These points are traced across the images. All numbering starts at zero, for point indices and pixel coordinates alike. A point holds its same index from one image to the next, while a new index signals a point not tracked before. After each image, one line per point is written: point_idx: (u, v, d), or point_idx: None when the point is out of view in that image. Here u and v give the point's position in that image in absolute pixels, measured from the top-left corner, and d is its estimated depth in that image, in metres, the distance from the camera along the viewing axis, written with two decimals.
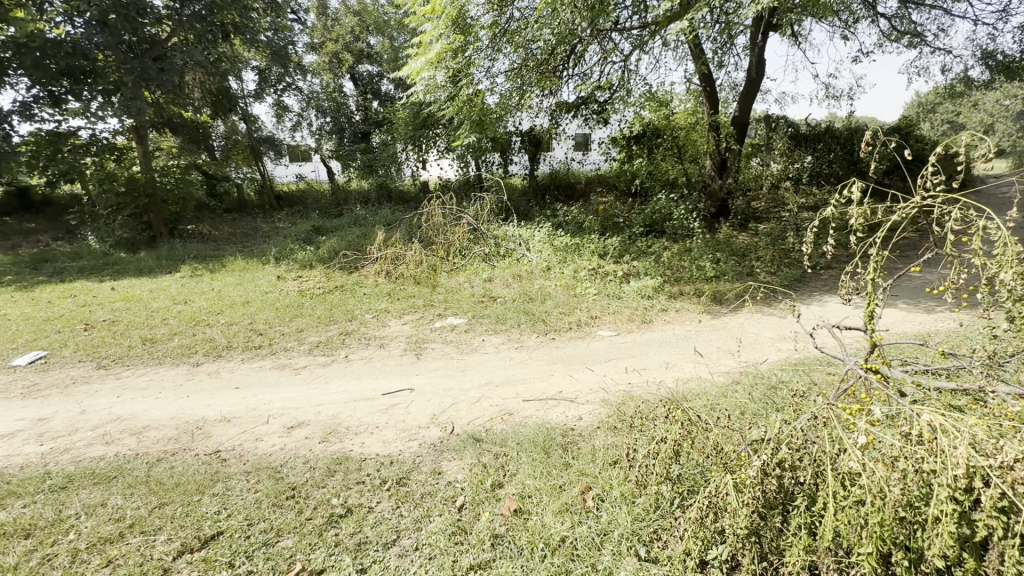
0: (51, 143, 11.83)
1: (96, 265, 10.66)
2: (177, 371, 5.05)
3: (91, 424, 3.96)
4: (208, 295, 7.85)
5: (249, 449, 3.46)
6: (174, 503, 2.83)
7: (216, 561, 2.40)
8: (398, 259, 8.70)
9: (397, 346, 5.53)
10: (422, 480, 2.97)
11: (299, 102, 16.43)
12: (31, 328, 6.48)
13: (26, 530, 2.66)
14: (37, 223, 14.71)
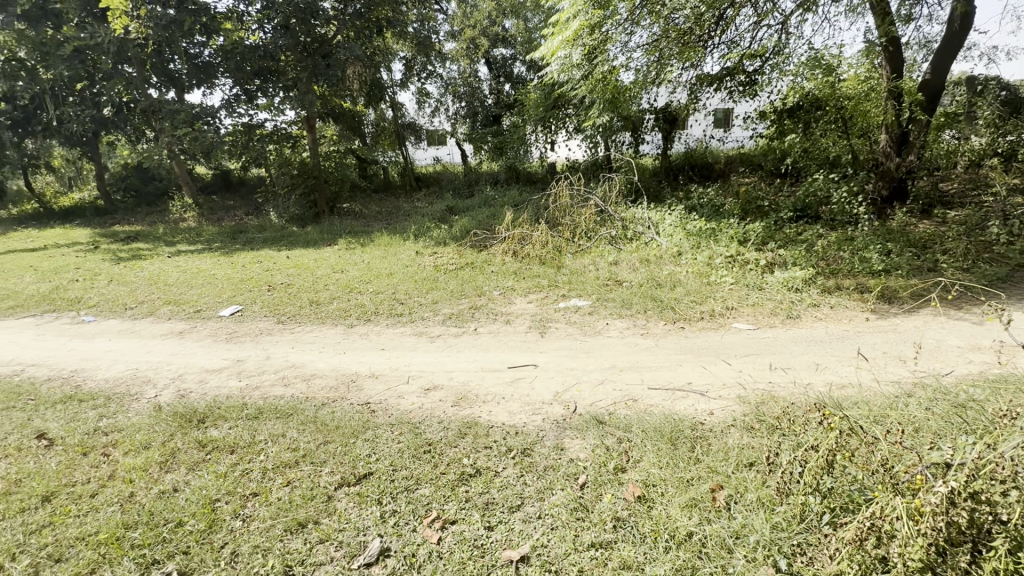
0: (245, 134, 14.18)
1: (275, 236, 12.65)
2: (336, 330, 5.83)
3: (273, 367, 4.78)
4: (359, 265, 8.86)
5: (393, 404, 3.88)
6: (335, 442, 3.29)
7: (367, 497, 2.74)
8: (525, 239, 8.95)
9: (522, 323, 5.71)
10: (545, 453, 3.06)
11: (439, 89, 17.57)
12: (232, 286, 7.96)
13: (232, 446, 3.30)
14: (235, 200, 17.88)
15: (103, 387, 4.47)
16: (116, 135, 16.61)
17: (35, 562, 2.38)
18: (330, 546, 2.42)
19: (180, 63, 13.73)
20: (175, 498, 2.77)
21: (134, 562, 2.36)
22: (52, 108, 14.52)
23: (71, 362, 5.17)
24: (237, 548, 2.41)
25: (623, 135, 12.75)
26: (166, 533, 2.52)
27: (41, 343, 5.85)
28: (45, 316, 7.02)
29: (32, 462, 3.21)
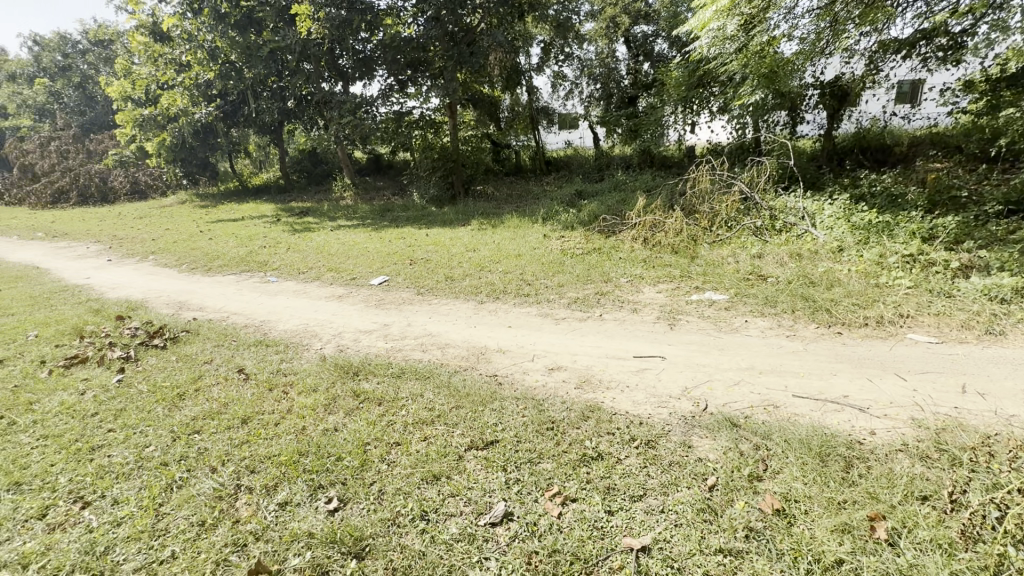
0: (397, 121, 15.77)
1: (417, 215, 13.77)
2: (468, 305, 6.21)
3: (413, 333, 5.27)
4: (490, 246, 9.27)
5: (518, 378, 4.05)
6: (465, 408, 3.54)
7: (494, 462, 2.92)
8: (657, 227, 8.56)
9: (650, 312, 5.52)
10: (670, 448, 2.95)
11: (575, 71, 17.41)
12: (380, 259, 8.89)
13: (379, 399, 3.73)
14: (384, 181, 19.82)
15: (283, 335, 5.36)
16: (296, 124, 19.35)
17: (237, 469, 2.93)
18: (460, 501, 2.61)
19: (347, 58, 15.45)
20: (336, 437, 3.23)
21: (305, 483, 2.79)
22: (252, 102, 17.41)
23: (260, 313, 6.24)
24: (383, 488, 2.73)
25: (778, 114, 11.38)
26: (330, 464, 2.94)
27: (240, 296, 7.14)
28: (242, 275, 8.55)
29: (234, 391, 3.98)
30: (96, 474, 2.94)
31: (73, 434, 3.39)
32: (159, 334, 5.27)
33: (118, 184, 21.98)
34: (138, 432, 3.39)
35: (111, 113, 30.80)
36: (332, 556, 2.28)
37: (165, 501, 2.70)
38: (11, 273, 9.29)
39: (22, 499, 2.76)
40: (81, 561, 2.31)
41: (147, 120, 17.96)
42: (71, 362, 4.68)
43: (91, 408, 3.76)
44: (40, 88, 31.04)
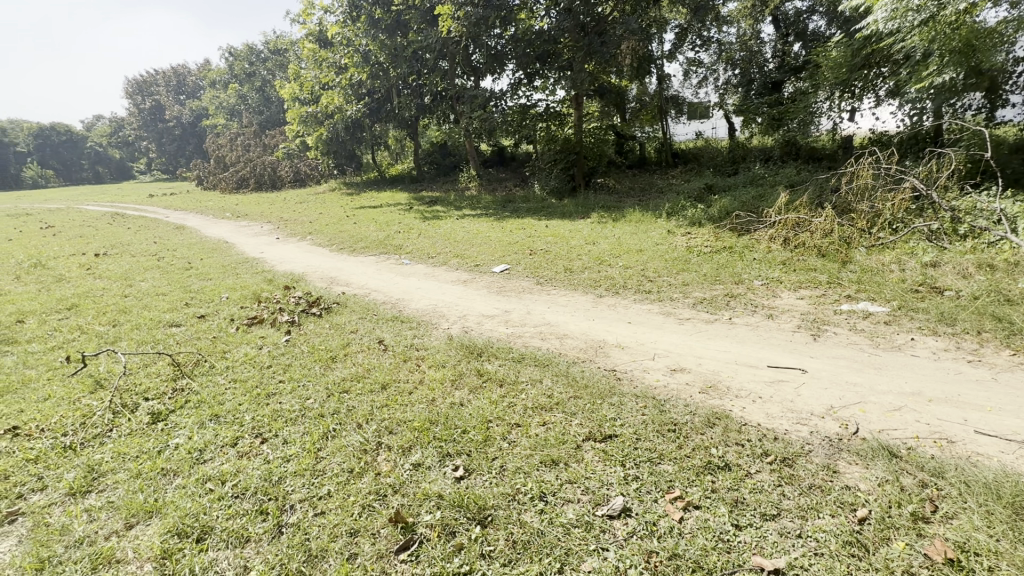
0: (522, 113, 16.23)
1: (537, 207, 14.01)
2: (586, 298, 6.20)
3: (532, 321, 5.42)
4: (610, 240, 9.12)
5: (638, 376, 3.97)
6: (584, 399, 3.56)
7: (612, 456, 2.91)
8: (801, 226, 7.71)
9: (789, 320, 5.00)
10: (811, 470, 2.68)
11: (712, 56, 16.28)
12: (502, 248, 9.23)
13: (501, 380, 3.92)
14: (506, 172, 20.43)
15: (416, 313, 5.86)
16: (430, 119, 20.72)
17: (378, 428, 3.29)
18: (578, 489, 2.65)
19: (480, 55, 16.12)
20: (462, 411, 3.46)
21: (436, 449, 3.04)
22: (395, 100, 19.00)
23: (396, 292, 6.88)
24: (504, 464, 2.87)
25: (970, 96, 9.00)
26: (457, 435, 3.16)
27: (379, 276, 7.94)
28: (380, 257, 9.48)
29: (375, 359, 4.46)
30: (271, 417, 3.50)
31: (254, 381, 4.07)
32: (317, 304, 6.08)
33: (284, 173, 25.61)
34: (302, 385, 3.97)
35: (283, 111, 35.81)
36: (459, 518, 2.46)
37: (322, 446, 3.12)
38: (209, 246, 11.35)
39: (219, 428, 3.39)
40: (261, 485, 2.77)
41: (310, 117, 20.54)
42: (252, 322, 5.60)
43: (266, 361, 4.48)
44: (233, 92, 37.09)
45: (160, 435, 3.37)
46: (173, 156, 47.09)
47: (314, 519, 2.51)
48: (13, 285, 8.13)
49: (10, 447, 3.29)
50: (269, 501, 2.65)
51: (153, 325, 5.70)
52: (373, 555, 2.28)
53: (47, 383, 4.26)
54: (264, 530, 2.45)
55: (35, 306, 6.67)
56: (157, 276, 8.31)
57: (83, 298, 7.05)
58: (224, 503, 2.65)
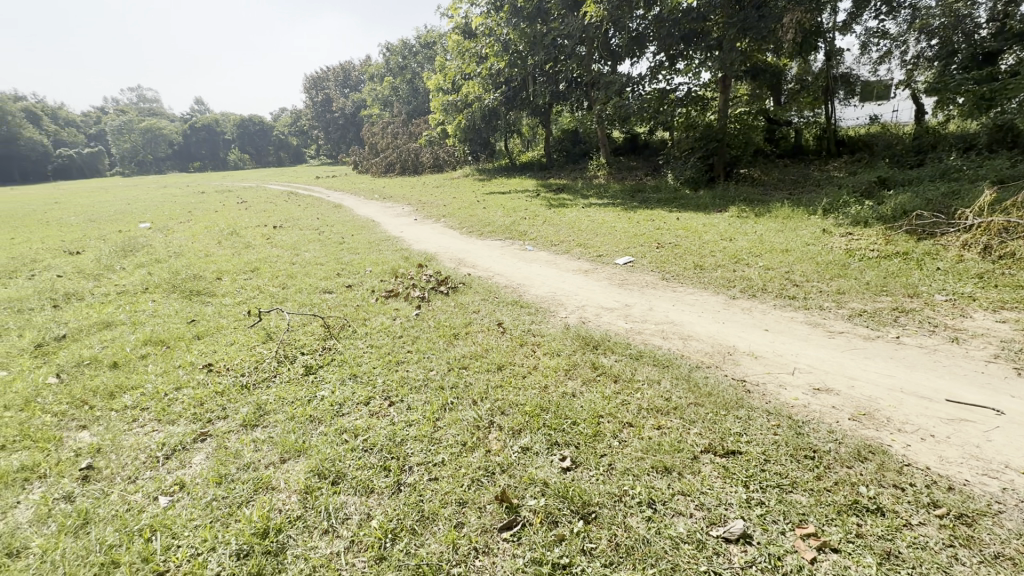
0: (661, 98, 15.01)
1: (668, 198, 13.26)
2: (716, 299, 5.72)
3: (654, 318, 5.16)
4: (750, 236, 8.29)
5: (772, 391, 3.55)
6: (705, 407, 3.30)
7: (733, 474, 2.65)
8: (1010, 232, 6.23)
9: (982, 348, 4.07)
10: (998, 536, 2.17)
11: (902, 25, 13.65)
12: (627, 239, 8.92)
13: (615, 376, 3.80)
14: (638, 161, 19.61)
15: (535, 300, 5.94)
16: (563, 106, 20.67)
17: (492, 407, 3.40)
18: (691, 502, 2.48)
19: (619, 38, 15.65)
20: (573, 402, 3.42)
21: (544, 436, 3.06)
22: (530, 87, 19.27)
23: (518, 277, 7.04)
24: (613, 462, 2.78)
25: None
26: (566, 425, 3.15)
27: (503, 260, 8.19)
28: (505, 242, 9.79)
29: (493, 340, 4.61)
30: (399, 382, 3.84)
31: (386, 348, 4.49)
32: (445, 283, 6.48)
33: (425, 160, 27.69)
34: (427, 357, 4.29)
35: (428, 102, 38.65)
36: (562, 510, 2.45)
37: (440, 417, 3.33)
38: (359, 223, 12.75)
39: (357, 387, 3.80)
40: (387, 444, 3.05)
41: (451, 106, 21.83)
42: (389, 295, 6.16)
43: (398, 331, 4.91)
44: (387, 85, 40.95)
45: (311, 385, 3.90)
46: (336, 143, 53.57)
47: (429, 483, 2.70)
48: (216, 248, 10.01)
49: (205, 380, 4.09)
50: (392, 460, 2.91)
51: (312, 290, 6.58)
52: (478, 528, 2.38)
53: (233, 331, 5.17)
54: (386, 485, 2.70)
55: (230, 267, 8.13)
56: (318, 248, 9.57)
57: (263, 262, 8.40)
58: (356, 454, 2.97)
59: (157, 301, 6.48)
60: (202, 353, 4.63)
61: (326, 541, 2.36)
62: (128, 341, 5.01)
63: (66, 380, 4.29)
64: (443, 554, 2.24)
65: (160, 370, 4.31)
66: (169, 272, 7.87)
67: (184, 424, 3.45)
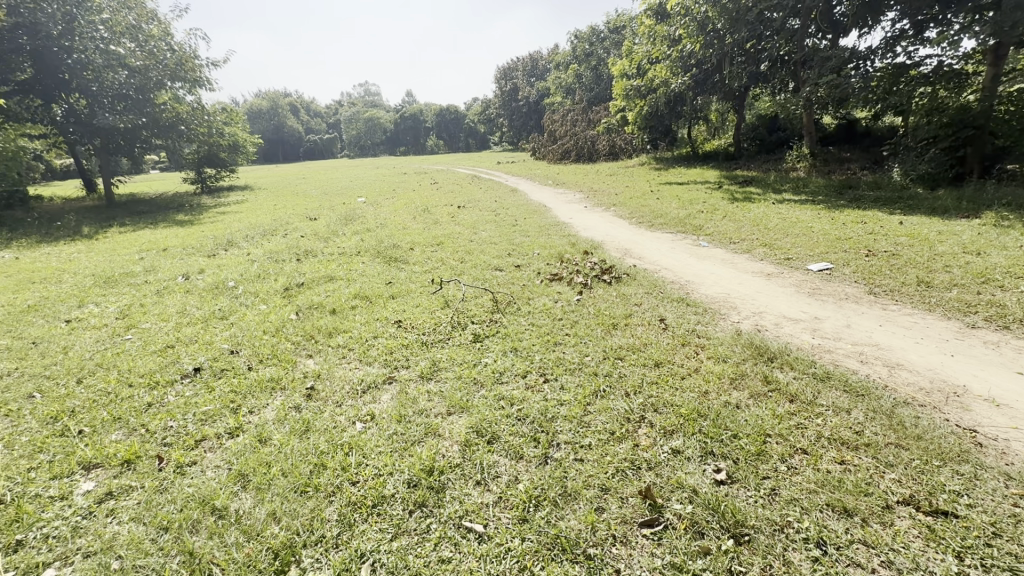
0: (895, 74, 12.62)
1: (890, 198, 10.97)
2: (945, 326, 4.61)
3: (851, 338, 4.40)
4: (1010, 252, 6.42)
5: (1018, 453, 2.75)
6: (911, 453, 2.72)
7: (941, 539, 2.16)
8: None
9: None
10: None
11: None
12: (827, 243, 7.69)
13: (792, 396, 3.36)
14: (853, 151, 16.56)
15: (705, 299, 5.54)
16: (763, 88, 18.45)
17: (645, 402, 3.32)
18: (874, 556, 2.10)
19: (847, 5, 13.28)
20: (735, 414, 3.14)
21: (699, 443, 2.89)
22: (724, 68, 17.62)
23: (688, 274, 6.63)
24: (777, 488, 2.50)
25: None
26: (725, 437, 2.92)
27: (673, 254, 7.79)
28: (677, 235, 9.27)
29: (653, 335, 4.46)
30: (555, 362, 3.99)
31: (546, 328, 4.69)
32: (608, 272, 6.44)
33: (601, 147, 27.50)
34: (584, 342, 4.36)
35: (610, 88, 38.03)
36: (710, 523, 2.31)
37: (591, 402, 3.38)
38: (532, 208, 13.36)
39: (517, 360, 4.07)
40: (538, 418, 3.21)
41: (634, 92, 21.19)
42: (553, 278, 6.37)
43: (559, 314, 5.07)
44: (571, 73, 41.52)
45: (477, 352, 4.30)
46: (518, 130, 56.47)
47: (574, 463, 2.78)
48: (411, 222, 11.51)
49: (395, 333, 4.81)
50: (541, 433, 3.06)
51: (485, 266, 7.16)
52: (618, 517, 2.38)
53: (419, 295, 5.95)
54: (534, 455, 2.87)
55: (421, 239, 9.30)
56: (493, 228, 10.33)
57: (447, 238, 9.40)
58: (510, 421, 3.20)
59: (365, 263, 7.77)
60: (395, 310, 5.44)
61: (478, 492, 2.62)
62: (343, 293, 6.13)
63: (301, 318, 5.46)
64: (581, 533, 2.30)
65: (363, 320, 5.20)
66: (375, 240, 9.35)
67: (377, 367, 4.14)
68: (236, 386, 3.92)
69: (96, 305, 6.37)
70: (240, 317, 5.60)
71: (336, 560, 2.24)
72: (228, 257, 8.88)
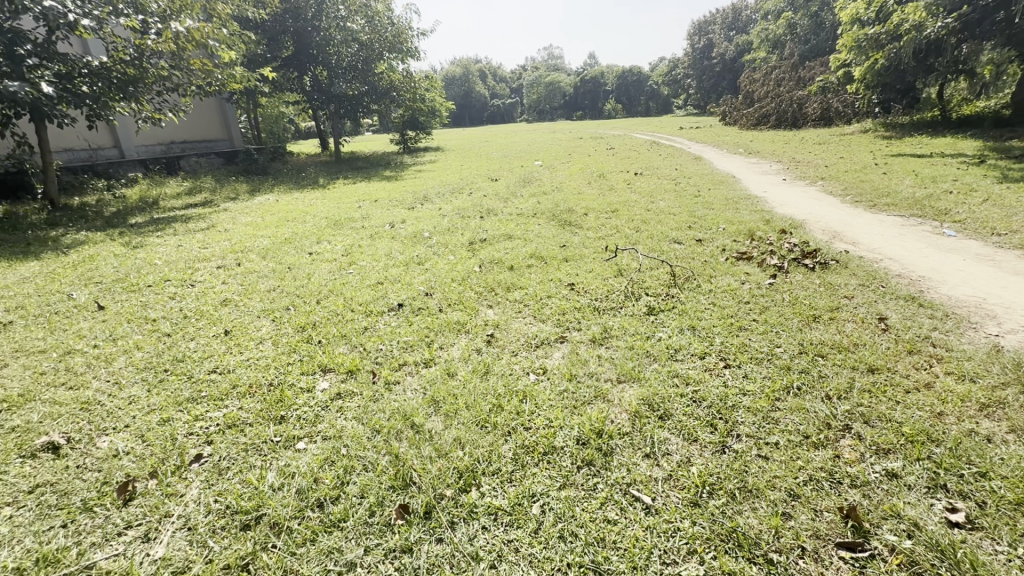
0: None
1: None
2: None
3: None
4: None
5: None
6: None
7: None
8: None
9: None
10: None
11: None
12: None
13: None
14: None
15: (946, 301, 4.46)
16: None
17: (852, 411, 2.85)
18: None
19: None
20: (986, 448, 2.50)
21: (925, 471, 2.39)
22: (1013, 1, 13.31)
23: (921, 267, 5.42)
24: None
25: None
26: (967, 473, 2.35)
27: (901, 242, 6.39)
28: (909, 219, 7.56)
29: (868, 336, 3.76)
30: (739, 348, 3.66)
31: (729, 310, 4.30)
32: (812, 256, 5.58)
33: (811, 110, 23.48)
34: (775, 331, 3.89)
35: (834, 39, 31.83)
36: (936, 567, 1.93)
37: (781, 398, 3.03)
38: (719, 178, 12.17)
39: (694, 339, 3.83)
40: (717, 403, 3.00)
41: (867, 41, 17.41)
42: (741, 257, 5.77)
43: (746, 297, 4.59)
44: (782, 23, 35.88)
45: (651, 325, 4.16)
46: (707, 92, 51.25)
47: (756, 458, 2.55)
48: (586, 187, 11.48)
49: (568, 295, 4.91)
50: (719, 421, 2.86)
51: (662, 237, 6.81)
52: (809, 529, 2.12)
53: (592, 260, 5.95)
54: (710, 441, 2.70)
55: (596, 205, 9.22)
56: (672, 198, 9.74)
57: (623, 205, 9.15)
58: (685, 401, 3.06)
59: (541, 225, 8.03)
60: (569, 273, 5.54)
61: (646, 464, 2.58)
62: (521, 252, 6.44)
63: (483, 271, 5.92)
64: (762, 533, 2.12)
65: (538, 280, 5.41)
66: (551, 203, 9.58)
67: (550, 325, 4.29)
68: (430, 323, 4.48)
69: (329, 243, 7.80)
70: (433, 264, 6.29)
71: (510, 494, 2.45)
72: (424, 210, 10.03)
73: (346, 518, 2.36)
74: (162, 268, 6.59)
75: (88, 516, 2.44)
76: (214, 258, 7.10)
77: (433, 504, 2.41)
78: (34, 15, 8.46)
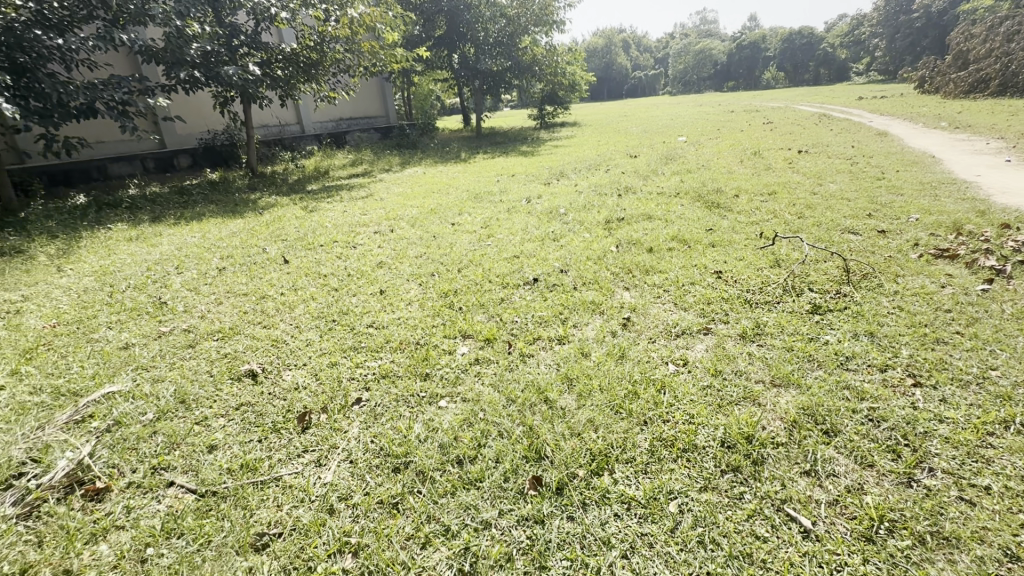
0: None
1: None
2: None
3: None
4: None
5: None
6: None
7: None
8: None
9: None
10: None
11: None
12: None
13: None
14: None
15: None
16: None
17: None
18: None
19: None
20: None
21: None
22: None
23: None
24: None
25: None
26: None
27: None
28: None
29: None
30: (935, 364, 3.03)
31: (923, 318, 3.58)
32: None
33: None
34: (989, 349, 3.15)
35: None
36: None
37: (995, 434, 2.45)
38: (911, 157, 10.16)
39: (872, 347, 3.27)
40: (903, 427, 2.53)
41: None
42: (942, 255, 4.75)
43: (947, 303, 3.78)
44: None
45: (815, 325, 3.64)
46: (900, 53, 42.75)
47: (957, 501, 2.10)
48: (738, 166, 10.41)
49: (714, 284, 4.52)
50: (905, 448, 2.42)
51: (833, 226, 5.90)
52: None
53: (744, 247, 5.39)
54: (892, 470, 2.30)
55: (750, 186, 8.33)
56: (846, 180, 8.38)
57: (782, 187, 8.13)
58: (858, 418, 2.63)
59: (684, 206, 7.49)
60: (716, 260, 5.09)
61: (806, 483, 2.28)
62: (661, 234, 6.09)
63: (620, 252, 5.72)
64: None
65: (681, 265, 5.07)
66: (697, 182, 8.88)
67: (693, 314, 4.00)
68: (565, 301, 4.46)
69: (469, 215, 8.19)
70: (568, 241, 6.25)
71: (644, 486, 2.36)
72: (560, 186, 10.00)
73: (482, 479, 2.48)
74: (331, 230, 7.54)
75: (277, 436, 2.92)
76: (372, 223, 7.90)
77: (565, 482, 2.42)
78: (248, 10, 10.21)
